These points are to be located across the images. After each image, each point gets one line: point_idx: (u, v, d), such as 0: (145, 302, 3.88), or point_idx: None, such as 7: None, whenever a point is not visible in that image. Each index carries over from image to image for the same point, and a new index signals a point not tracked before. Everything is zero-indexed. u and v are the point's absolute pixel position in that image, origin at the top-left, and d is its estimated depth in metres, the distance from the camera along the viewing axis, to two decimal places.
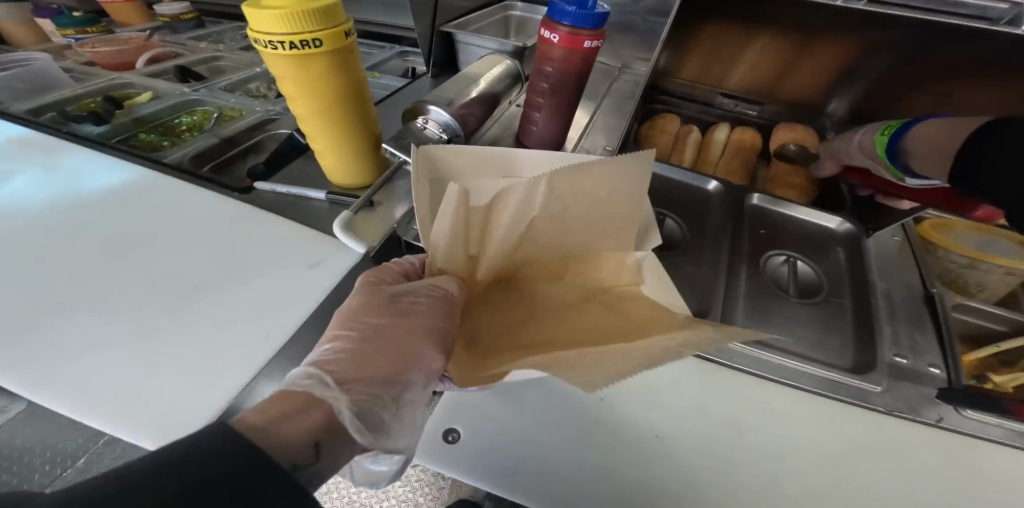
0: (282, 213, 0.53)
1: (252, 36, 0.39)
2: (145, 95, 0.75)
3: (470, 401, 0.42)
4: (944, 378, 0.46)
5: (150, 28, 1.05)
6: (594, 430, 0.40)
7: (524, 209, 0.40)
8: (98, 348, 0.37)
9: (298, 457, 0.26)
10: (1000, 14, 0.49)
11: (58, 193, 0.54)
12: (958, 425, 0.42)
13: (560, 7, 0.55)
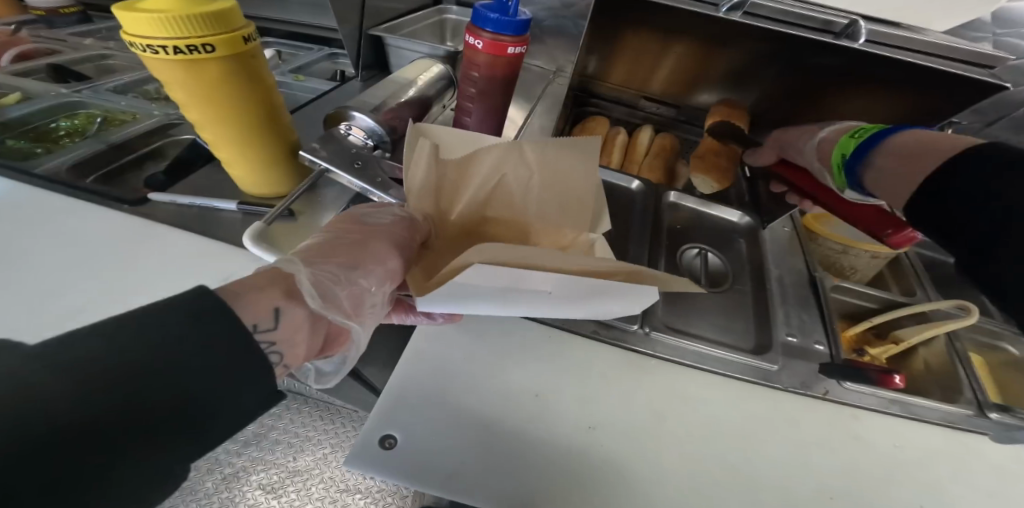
0: (186, 227, 0.46)
1: (122, 36, 0.31)
2: (14, 96, 0.61)
3: (406, 409, 0.44)
4: (826, 353, 0.53)
5: (19, 22, 0.87)
6: (531, 426, 0.44)
7: (495, 167, 0.47)
8: None
9: (260, 321, 0.28)
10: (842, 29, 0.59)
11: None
12: (841, 396, 0.49)
13: (481, 12, 0.50)
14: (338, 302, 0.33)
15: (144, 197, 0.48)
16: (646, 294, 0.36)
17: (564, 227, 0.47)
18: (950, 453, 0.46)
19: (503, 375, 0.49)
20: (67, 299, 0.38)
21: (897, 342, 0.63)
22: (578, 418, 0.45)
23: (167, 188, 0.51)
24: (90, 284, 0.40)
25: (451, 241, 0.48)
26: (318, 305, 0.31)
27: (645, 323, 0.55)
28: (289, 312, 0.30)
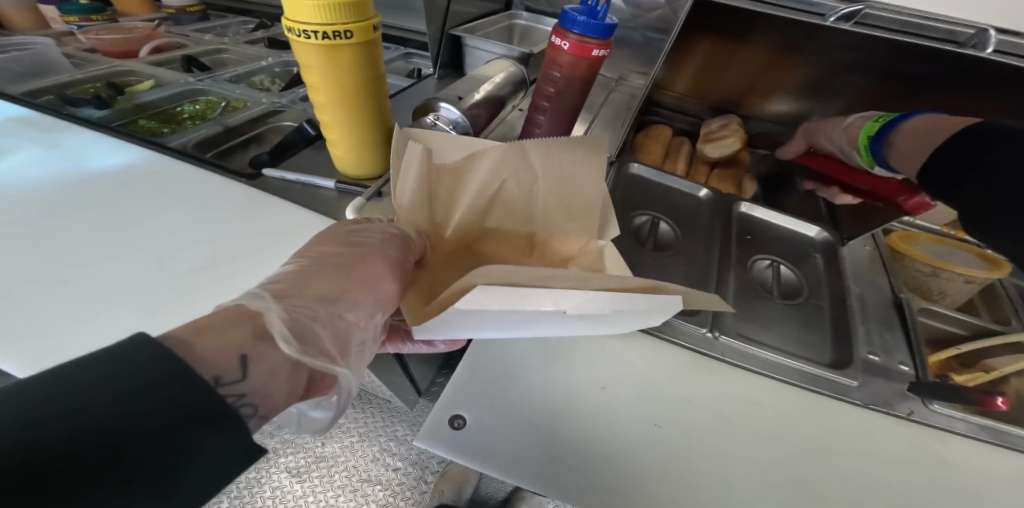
0: (290, 200, 0.51)
1: (285, 24, 0.39)
2: (148, 83, 0.72)
3: (476, 389, 0.44)
4: (912, 374, 0.48)
5: (153, 18, 1.00)
6: (594, 420, 0.41)
7: (487, 175, 0.43)
8: (97, 326, 0.36)
9: (222, 372, 0.23)
10: (969, 39, 0.58)
11: (58, 172, 0.51)
12: (928, 418, 0.44)
13: (570, 14, 0.52)
14: (321, 346, 0.28)
15: (258, 173, 0.54)
16: (669, 305, 0.31)
17: (574, 235, 0.43)
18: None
19: (538, 379, 0.45)
20: (188, 252, 0.43)
21: (987, 370, 0.58)
22: (642, 415, 0.42)
23: (274, 166, 0.56)
24: (207, 240, 0.45)
25: (448, 258, 0.45)
26: (293, 352, 0.25)
27: (714, 327, 0.50)
28: (260, 362, 0.25)
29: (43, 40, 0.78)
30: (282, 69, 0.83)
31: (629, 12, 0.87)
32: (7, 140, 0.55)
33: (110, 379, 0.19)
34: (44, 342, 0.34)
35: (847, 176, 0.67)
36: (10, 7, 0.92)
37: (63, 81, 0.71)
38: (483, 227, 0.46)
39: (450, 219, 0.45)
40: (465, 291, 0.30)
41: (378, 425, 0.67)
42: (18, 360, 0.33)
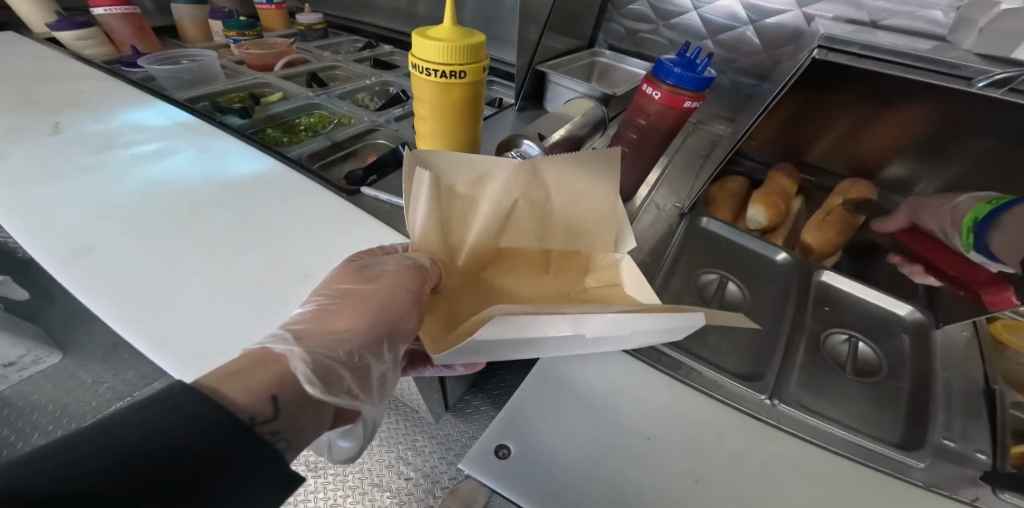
0: (381, 218, 0.58)
1: (411, 61, 0.46)
2: (277, 96, 0.85)
3: (525, 422, 0.46)
4: (989, 462, 0.43)
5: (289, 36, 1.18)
6: (639, 466, 0.43)
7: (500, 197, 0.44)
8: (225, 313, 0.44)
9: (258, 412, 0.28)
10: None
11: (206, 173, 0.62)
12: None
13: (665, 66, 0.54)
14: (343, 384, 0.33)
15: (356, 189, 0.62)
16: (694, 320, 0.35)
17: (587, 252, 0.47)
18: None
19: (570, 424, 0.46)
20: (298, 258, 0.51)
21: None
22: (683, 468, 0.42)
23: (366, 183, 0.64)
24: (314, 248, 0.52)
25: (461, 284, 0.45)
26: (318, 392, 0.31)
27: (774, 394, 0.49)
28: (282, 396, 0.29)
29: (209, 53, 0.95)
30: (381, 89, 0.93)
31: (720, 57, 0.93)
32: (172, 141, 0.68)
33: (155, 424, 0.23)
34: (187, 321, 0.43)
35: (941, 261, 0.60)
36: (190, 23, 1.16)
37: (216, 89, 0.86)
38: (492, 252, 0.46)
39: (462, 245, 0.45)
40: (486, 320, 0.34)
41: (400, 432, 0.67)
42: (169, 332, 0.41)
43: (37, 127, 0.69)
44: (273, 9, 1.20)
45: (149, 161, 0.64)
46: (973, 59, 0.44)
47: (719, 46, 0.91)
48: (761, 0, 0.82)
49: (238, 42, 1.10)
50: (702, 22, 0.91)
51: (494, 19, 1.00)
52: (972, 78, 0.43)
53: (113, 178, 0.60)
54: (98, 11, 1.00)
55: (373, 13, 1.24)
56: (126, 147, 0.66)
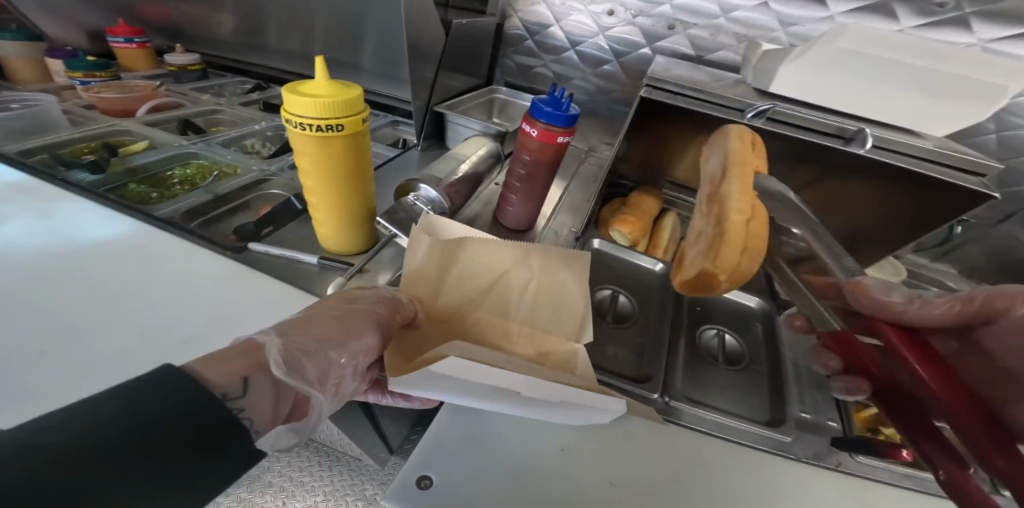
0: (274, 274, 0.55)
1: (284, 116, 0.45)
2: (142, 145, 0.77)
3: (445, 449, 0.45)
4: (839, 428, 0.52)
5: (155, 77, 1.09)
6: (557, 477, 0.44)
7: (479, 258, 0.50)
8: (69, 397, 0.38)
9: (229, 389, 0.27)
10: (853, 133, 0.52)
11: (51, 242, 0.54)
12: (855, 469, 0.47)
13: (538, 106, 0.61)
14: (304, 373, 0.33)
15: (243, 246, 0.58)
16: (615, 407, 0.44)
17: (555, 334, 0.49)
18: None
19: (486, 448, 0.46)
20: (184, 325, 0.46)
21: None
22: (599, 473, 0.45)
23: (257, 238, 0.60)
24: (204, 312, 0.48)
25: (434, 330, 0.47)
26: (282, 374, 0.31)
27: (664, 392, 0.55)
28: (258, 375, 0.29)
29: (49, 97, 0.83)
30: (274, 133, 0.89)
31: (596, 88, 1.07)
32: None
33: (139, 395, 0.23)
34: (16, 409, 0.36)
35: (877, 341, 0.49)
36: (20, 61, 1.01)
37: (60, 140, 0.75)
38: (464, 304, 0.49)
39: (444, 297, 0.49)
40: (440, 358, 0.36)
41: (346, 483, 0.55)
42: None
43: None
44: (134, 49, 1.11)
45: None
46: (748, 96, 0.58)
47: (595, 80, 1.06)
48: (624, 34, 0.98)
49: (88, 83, 0.98)
50: (580, 55, 1.04)
51: (392, 61, 1.04)
52: (743, 110, 0.56)
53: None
54: None
55: (266, 55, 1.22)
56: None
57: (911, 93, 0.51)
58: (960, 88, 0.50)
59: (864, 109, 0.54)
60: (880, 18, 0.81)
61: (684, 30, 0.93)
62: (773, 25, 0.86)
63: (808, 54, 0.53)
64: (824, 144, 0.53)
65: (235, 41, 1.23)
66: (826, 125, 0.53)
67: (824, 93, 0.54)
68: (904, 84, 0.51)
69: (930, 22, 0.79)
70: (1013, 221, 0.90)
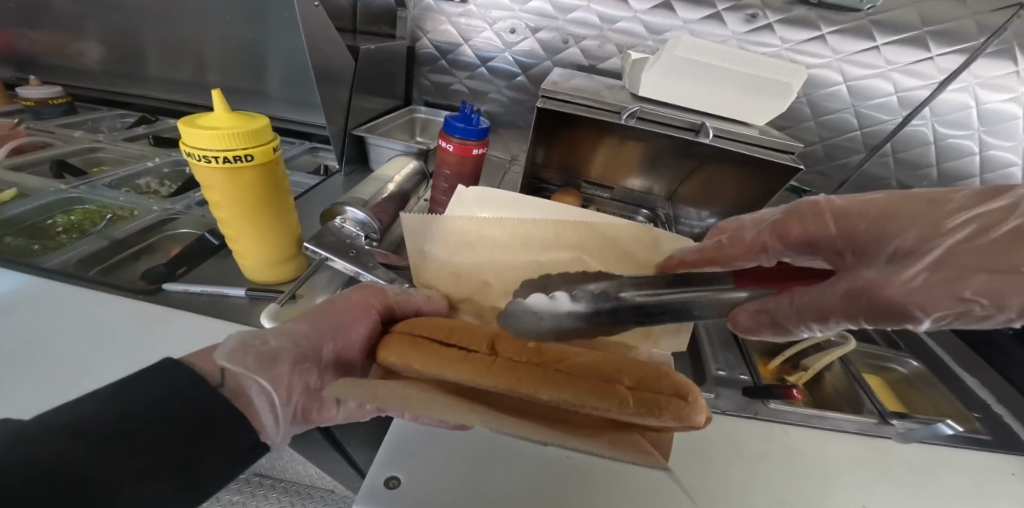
0: (198, 312, 0.52)
1: (184, 150, 0.45)
2: (6, 192, 0.67)
3: (406, 450, 0.46)
4: (748, 380, 0.63)
5: (9, 116, 0.95)
6: (517, 459, 0.47)
7: (519, 244, 0.49)
8: None
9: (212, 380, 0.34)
10: (698, 124, 0.71)
11: None
12: (769, 414, 0.57)
13: (450, 124, 0.67)
14: (263, 366, 0.37)
15: (157, 287, 0.54)
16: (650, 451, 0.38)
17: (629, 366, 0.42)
18: (870, 456, 0.54)
19: (446, 443, 0.48)
20: (95, 374, 0.43)
21: (805, 369, 0.73)
22: (555, 450, 0.49)
23: (172, 278, 0.57)
24: (119, 358, 0.45)
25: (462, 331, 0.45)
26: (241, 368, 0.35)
27: None
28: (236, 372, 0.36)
29: None
30: (172, 169, 0.83)
31: (508, 102, 1.16)
32: None
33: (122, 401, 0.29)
34: None
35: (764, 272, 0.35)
36: None
37: None
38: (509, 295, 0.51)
39: (496, 288, 0.51)
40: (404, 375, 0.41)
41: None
42: None
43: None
44: None
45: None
46: (626, 100, 0.76)
47: (508, 92, 1.15)
48: (525, 49, 1.08)
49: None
50: (489, 70, 1.12)
51: (302, 84, 1.02)
52: (620, 113, 0.71)
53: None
54: None
55: (153, 85, 1.12)
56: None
57: (733, 90, 0.71)
58: (762, 86, 0.70)
59: (702, 105, 0.74)
60: (719, 26, 0.99)
61: (576, 43, 1.05)
62: (644, 35, 1.02)
63: (659, 63, 0.71)
64: (681, 135, 0.71)
65: (113, 70, 1.11)
66: (682, 122, 0.71)
67: (676, 95, 0.74)
68: (725, 84, 0.71)
69: (752, 30, 0.98)
70: (845, 188, 1.15)
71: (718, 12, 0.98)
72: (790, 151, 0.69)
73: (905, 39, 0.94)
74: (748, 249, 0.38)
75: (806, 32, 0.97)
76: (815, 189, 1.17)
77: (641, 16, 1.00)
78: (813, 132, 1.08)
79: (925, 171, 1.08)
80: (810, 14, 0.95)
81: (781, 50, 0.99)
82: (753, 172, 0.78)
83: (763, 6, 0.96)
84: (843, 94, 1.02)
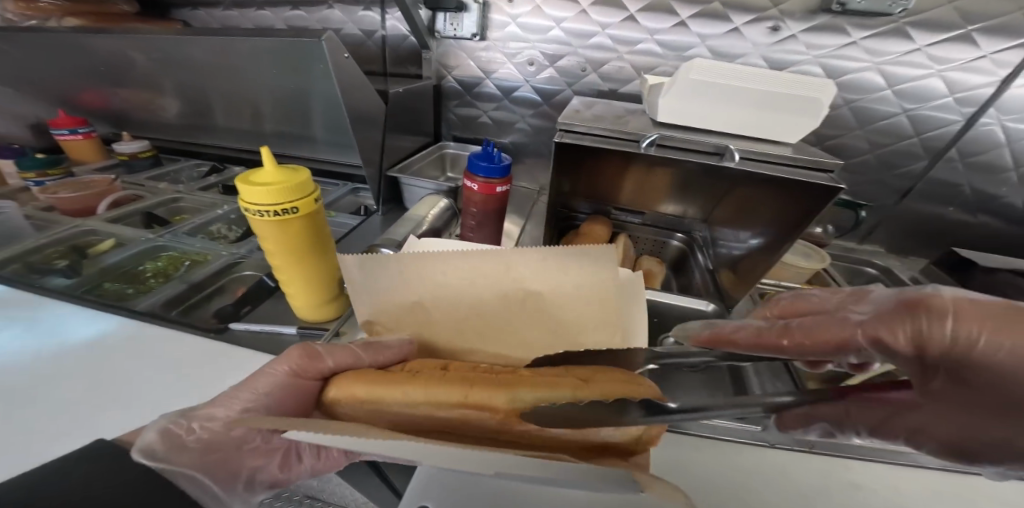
0: (260, 350, 0.59)
1: (241, 206, 0.51)
2: (109, 242, 0.79)
3: (436, 480, 0.49)
4: None
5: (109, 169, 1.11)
6: (544, 494, 0.48)
7: (470, 281, 0.49)
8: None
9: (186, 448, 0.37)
10: (721, 147, 0.70)
11: (40, 349, 0.56)
12: (826, 448, 0.54)
13: (473, 164, 0.71)
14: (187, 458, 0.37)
15: (225, 326, 0.62)
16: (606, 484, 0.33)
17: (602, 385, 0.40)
18: (963, 498, 0.49)
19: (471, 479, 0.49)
20: (181, 406, 0.50)
21: None
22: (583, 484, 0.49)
23: (236, 317, 0.64)
24: (197, 390, 0.52)
25: (423, 367, 0.46)
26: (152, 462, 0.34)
27: None
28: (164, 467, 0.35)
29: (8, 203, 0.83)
30: (237, 215, 0.94)
31: (532, 131, 1.20)
32: None
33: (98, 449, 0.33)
34: None
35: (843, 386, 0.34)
36: None
37: (25, 247, 0.75)
38: (460, 330, 0.51)
39: (444, 328, 0.51)
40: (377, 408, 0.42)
41: None
42: None
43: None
44: (83, 140, 1.12)
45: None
46: (645, 127, 0.75)
47: (532, 121, 1.19)
48: (545, 78, 1.11)
49: (40, 183, 0.96)
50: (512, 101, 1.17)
51: (343, 129, 1.13)
52: (639, 141, 0.71)
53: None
54: None
55: (220, 134, 1.27)
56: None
57: (755, 111, 0.70)
58: (791, 104, 0.68)
59: (725, 126, 0.73)
60: (740, 40, 0.98)
61: (595, 69, 1.07)
62: (662, 57, 1.02)
63: (675, 88, 0.71)
64: (704, 159, 0.70)
65: (186, 124, 1.27)
66: (704, 146, 0.71)
67: (695, 119, 0.74)
68: (747, 105, 0.70)
69: (776, 41, 0.96)
70: (910, 197, 1.07)
71: (737, 26, 0.96)
72: (828, 170, 0.66)
73: (951, 39, 0.88)
74: (823, 341, 0.33)
75: (835, 38, 0.93)
76: (874, 203, 1.10)
77: (659, 36, 1.00)
78: (862, 140, 1.02)
79: (1004, 174, 0.98)
80: (836, 22, 0.91)
81: (809, 57, 0.96)
82: (784, 195, 0.73)
83: (784, 17, 0.93)
84: (891, 99, 0.96)
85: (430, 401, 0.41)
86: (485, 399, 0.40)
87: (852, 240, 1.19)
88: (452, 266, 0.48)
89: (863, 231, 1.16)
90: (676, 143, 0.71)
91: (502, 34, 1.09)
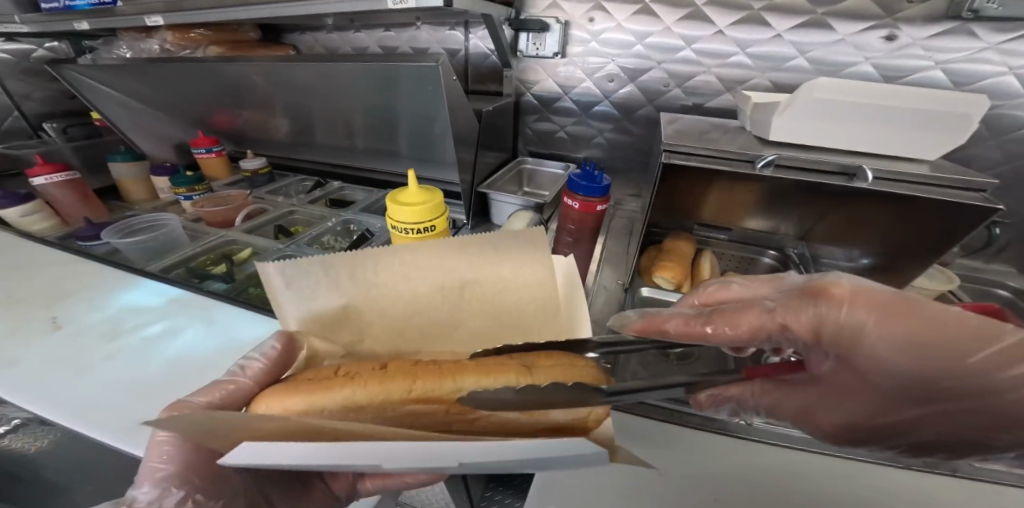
0: None
1: (390, 224, 0.59)
2: (248, 251, 0.91)
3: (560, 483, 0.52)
4: None
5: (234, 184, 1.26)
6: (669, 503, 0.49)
7: (409, 278, 0.52)
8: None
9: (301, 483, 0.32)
10: (854, 167, 0.65)
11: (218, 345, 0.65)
12: (972, 473, 0.53)
13: (574, 183, 0.73)
14: None
15: None
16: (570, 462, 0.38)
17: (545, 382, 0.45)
18: None
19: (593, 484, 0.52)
20: None
21: None
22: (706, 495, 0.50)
23: None
24: None
25: (358, 364, 0.49)
26: None
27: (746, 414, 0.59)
28: None
29: (171, 216, 0.97)
30: (342, 228, 1.03)
31: (609, 145, 1.22)
32: (170, 320, 0.69)
33: None
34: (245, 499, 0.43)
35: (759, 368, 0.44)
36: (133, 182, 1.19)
37: (187, 255, 0.88)
38: (390, 327, 0.53)
39: (377, 322, 0.52)
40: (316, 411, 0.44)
41: None
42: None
43: (34, 326, 0.67)
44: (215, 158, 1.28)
45: (161, 341, 0.65)
46: (752, 146, 0.73)
47: (610, 135, 1.20)
48: (625, 93, 1.12)
49: (189, 197, 1.12)
50: (591, 116, 1.19)
51: (428, 145, 1.20)
52: (754, 162, 0.68)
53: (88, 386, 0.58)
54: (40, 182, 0.97)
55: (318, 150, 1.40)
56: (132, 333, 0.66)
57: (889, 127, 0.64)
58: (932, 120, 0.62)
59: (851, 144, 0.67)
60: (848, 49, 0.92)
61: (679, 84, 1.06)
62: (754, 70, 0.99)
63: (794, 105, 0.66)
64: (831, 180, 0.65)
65: (290, 142, 1.42)
66: (831, 165, 0.66)
67: (815, 137, 0.68)
68: (880, 122, 0.64)
69: (892, 49, 0.89)
70: None
71: (844, 35, 0.91)
72: (979, 188, 0.61)
73: None
74: (743, 323, 0.43)
75: (964, 43, 0.85)
76: (1009, 219, 0.99)
77: (750, 50, 0.98)
78: (993, 152, 0.92)
79: None
80: (964, 28, 0.84)
81: (929, 65, 0.88)
82: (909, 212, 0.70)
83: (900, 24, 0.87)
84: None
85: (378, 399, 0.45)
86: (430, 393, 0.45)
87: (977, 259, 1.08)
88: (388, 264, 0.51)
89: (994, 249, 1.04)
90: (798, 163, 0.67)
91: (583, 51, 1.11)
